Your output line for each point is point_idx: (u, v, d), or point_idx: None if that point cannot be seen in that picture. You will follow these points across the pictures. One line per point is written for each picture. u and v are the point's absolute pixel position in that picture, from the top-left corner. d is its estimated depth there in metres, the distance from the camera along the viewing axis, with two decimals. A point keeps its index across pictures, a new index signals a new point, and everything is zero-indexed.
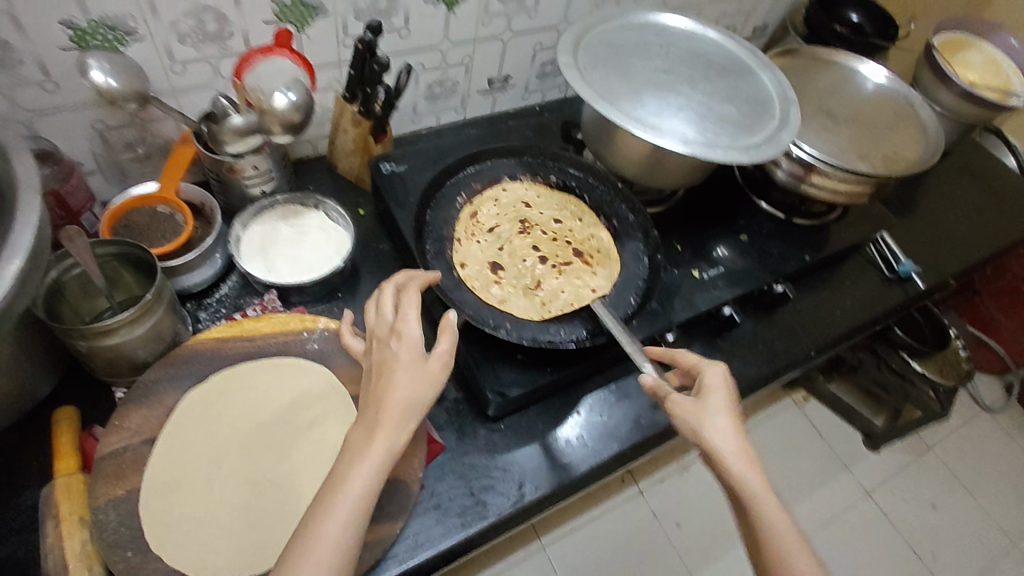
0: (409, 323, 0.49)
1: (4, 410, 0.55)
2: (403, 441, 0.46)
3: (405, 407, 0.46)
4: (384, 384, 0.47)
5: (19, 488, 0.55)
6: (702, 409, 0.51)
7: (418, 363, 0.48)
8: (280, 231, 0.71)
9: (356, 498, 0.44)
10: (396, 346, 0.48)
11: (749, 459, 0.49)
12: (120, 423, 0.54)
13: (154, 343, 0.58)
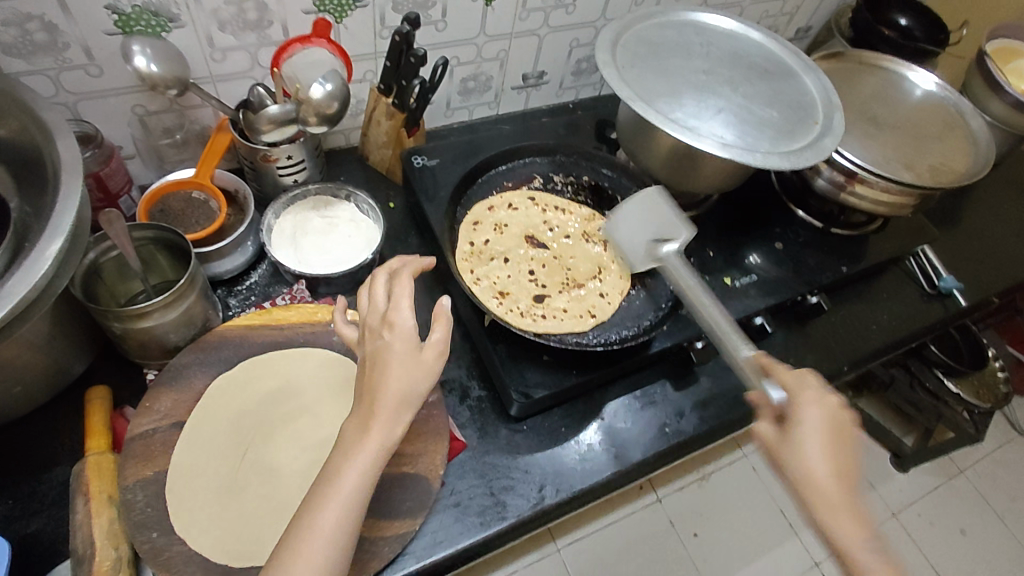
0: (401, 312, 0.48)
1: (40, 387, 0.56)
2: (396, 433, 0.44)
3: (398, 400, 0.45)
4: (377, 375, 0.45)
5: (51, 463, 0.56)
6: (788, 450, 0.46)
7: (410, 354, 0.46)
8: (312, 221, 0.71)
9: (350, 492, 0.42)
10: (389, 336, 0.47)
11: (847, 508, 0.43)
12: (150, 405, 0.55)
13: (186, 327, 0.59)
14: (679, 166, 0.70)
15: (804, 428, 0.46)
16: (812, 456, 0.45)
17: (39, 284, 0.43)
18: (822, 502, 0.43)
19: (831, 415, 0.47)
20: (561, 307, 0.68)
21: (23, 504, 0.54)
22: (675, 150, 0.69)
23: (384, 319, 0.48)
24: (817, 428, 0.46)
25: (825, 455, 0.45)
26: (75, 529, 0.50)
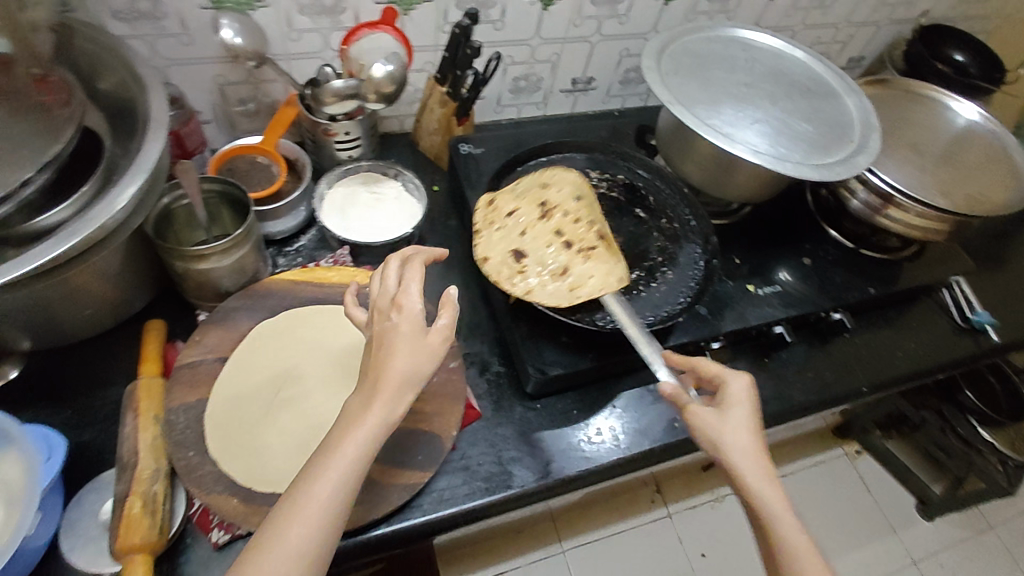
0: (410, 295, 0.50)
1: (108, 314, 0.63)
2: (394, 411, 0.46)
3: (399, 378, 0.46)
4: (383, 353, 0.47)
5: (108, 383, 0.62)
6: (714, 418, 0.51)
7: (413, 335, 0.48)
8: (360, 195, 0.76)
9: (347, 464, 0.43)
10: (396, 317, 0.49)
11: (756, 466, 0.49)
12: (200, 340, 0.61)
13: (238, 274, 0.65)
14: (712, 172, 0.73)
15: (731, 401, 0.53)
16: (755, 431, 0.51)
17: (117, 217, 0.49)
18: (746, 457, 0.49)
19: (748, 394, 0.54)
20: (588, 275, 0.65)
21: (81, 416, 0.60)
22: (710, 157, 0.71)
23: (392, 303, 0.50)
24: (737, 399, 0.53)
25: (748, 426, 0.51)
26: (123, 439, 0.54)
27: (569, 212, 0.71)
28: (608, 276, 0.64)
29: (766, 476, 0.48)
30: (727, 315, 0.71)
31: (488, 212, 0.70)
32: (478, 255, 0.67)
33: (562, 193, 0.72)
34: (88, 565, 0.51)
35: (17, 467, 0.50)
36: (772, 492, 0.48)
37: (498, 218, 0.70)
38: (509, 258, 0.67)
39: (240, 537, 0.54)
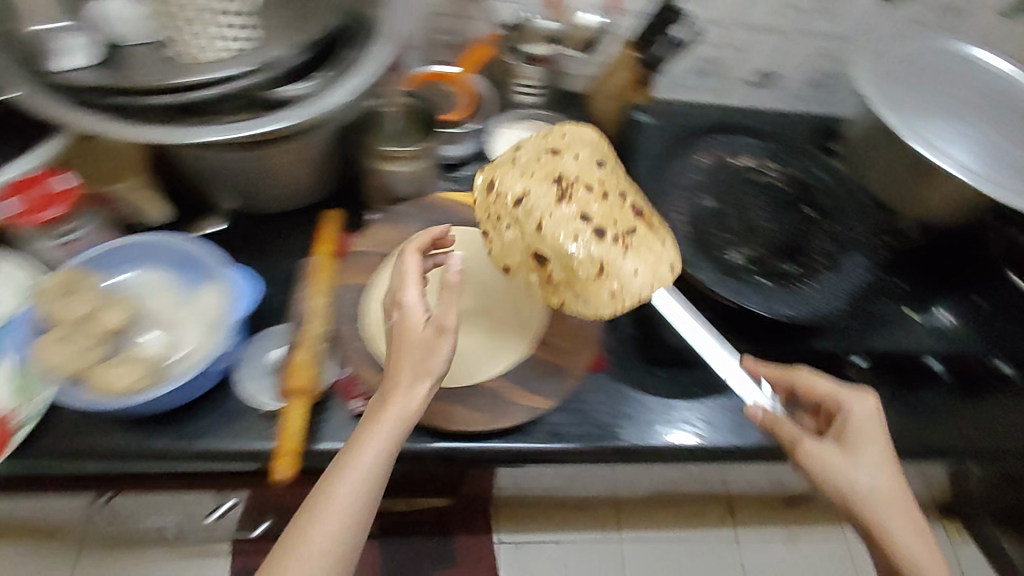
0: (411, 295, 0.50)
1: (302, 194, 0.71)
2: (402, 428, 0.46)
3: (405, 397, 0.46)
4: (390, 362, 0.48)
5: (290, 253, 0.70)
6: (853, 454, 0.46)
7: (414, 350, 0.47)
8: (529, 138, 0.78)
9: (357, 487, 0.44)
10: (400, 314, 0.49)
11: (881, 501, 0.44)
12: (374, 234, 0.67)
13: (414, 182, 0.70)
14: (908, 182, 0.70)
15: (861, 431, 0.47)
16: (883, 459, 0.46)
17: (346, 101, 0.54)
18: (893, 502, 0.45)
19: (875, 420, 0.48)
20: (630, 273, 0.53)
21: (265, 274, 0.68)
22: (908, 166, 0.69)
23: (446, 281, 0.48)
24: (869, 428, 0.47)
25: (881, 463, 0.46)
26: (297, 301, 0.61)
27: (591, 185, 0.55)
28: (654, 265, 0.54)
29: (904, 518, 0.44)
30: (879, 332, 0.70)
31: (490, 205, 0.58)
32: (497, 263, 0.58)
33: (578, 160, 0.57)
34: (253, 395, 0.59)
35: (221, 298, 0.58)
36: (917, 538, 0.44)
37: (502, 211, 0.57)
38: (529, 260, 0.56)
39: (369, 413, 0.60)
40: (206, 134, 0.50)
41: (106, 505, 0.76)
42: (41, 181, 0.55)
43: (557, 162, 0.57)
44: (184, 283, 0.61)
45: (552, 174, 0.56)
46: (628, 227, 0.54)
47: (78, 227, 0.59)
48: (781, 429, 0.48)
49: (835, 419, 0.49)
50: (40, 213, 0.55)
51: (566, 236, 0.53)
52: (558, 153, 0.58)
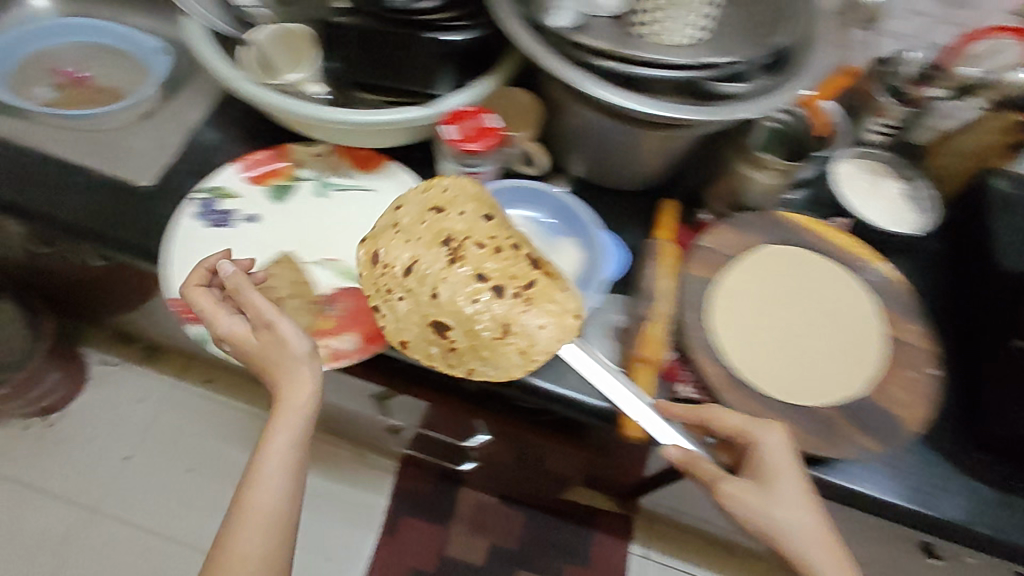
0: (223, 321, 0.58)
1: (651, 177, 0.74)
2: (294, 420, 0.56)
3: (293, 383, 0.56)
4: (269, 371, 0.57)
5: (624, 229, 0.74)
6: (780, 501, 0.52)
7: (262, 345, 0.57)
8: (866, 177, 0.78)
9: (280, 464, 0.56)
10: (212, 316, 0.59)
11: (788, 527, 0.52)
12: (721, 232, 0.68)
13: (766, 195, 0.71)
14: None
15: (772, 472, 0.53)
16: (791, 490, 0.53)
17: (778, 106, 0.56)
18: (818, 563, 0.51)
19: (783, 450, 0.54)
20: (534, 328, 0.54)
21: None
22: None
23: (231, 287, 0.59)
24: (783, 479, 0.53)
25: (794, 490, 0.53)
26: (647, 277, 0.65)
27: (481, 242, 0.56)
28: (564, 318, 0.55)
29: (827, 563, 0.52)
30: None
31: (374, 279, 0.58)
32: (393, 340, 0.57)
33: (463, 217, 0.57)
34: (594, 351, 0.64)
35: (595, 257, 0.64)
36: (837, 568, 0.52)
37: (390, 292, 0.57)
38: (428, 335, 0.56)
39: (690, 401, 0.63)
40: (688, 112, 0.55)
41: (383, 400, 0.86)
42: (472, 116, 0.63)
43: (446, 225, 0.57)
44: (553, 232, 0.67)
45: (439, 235, 0.57)
46: (528, 280, 0.56)
47: (485, 165, 0.66)
48: (688, 459, 0.54)
49: (746, 451, 0.55)
50: (467, 142, 0.62)
51: (461, 273, 0.55)
52: (440, 210, 0.59)
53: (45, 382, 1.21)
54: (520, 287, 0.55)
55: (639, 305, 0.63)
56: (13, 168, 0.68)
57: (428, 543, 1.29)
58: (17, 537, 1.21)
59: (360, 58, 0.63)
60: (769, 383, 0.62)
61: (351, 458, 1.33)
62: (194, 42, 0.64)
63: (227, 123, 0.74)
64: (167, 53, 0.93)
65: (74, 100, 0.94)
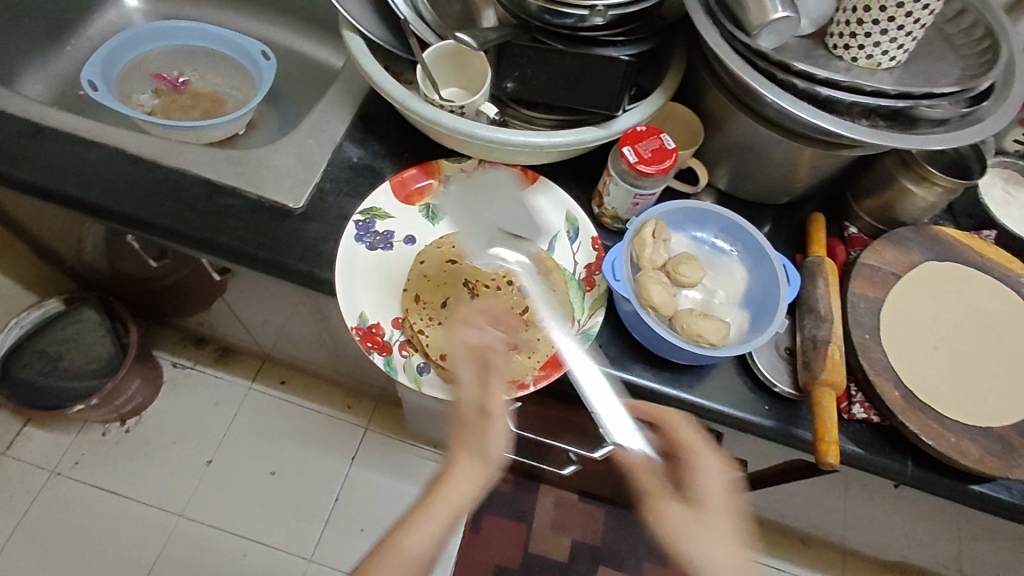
0: (463, 395, 0.53)
1: (801, 191, 0.73)
2: (444, 523, 0.51)
3: (461, 481, 0.52)
4: (433, 447, 0.52)
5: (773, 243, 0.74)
6: (688, 522, 0.51)
7: (431, 401, 0.52)
8: (1011, 190, 0.77)
9: (420, 550, 0.51)
10: (389, 377, 0.53)
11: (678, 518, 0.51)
12: (881, 250, 0.68)
13: (925, 211, 0.69)
14: None
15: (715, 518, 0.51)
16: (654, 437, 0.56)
17: (991, 127, 0.53)
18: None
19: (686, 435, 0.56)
20: (538, 336, 0.62)
21: None
22: None
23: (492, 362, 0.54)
24: (721, 511, 0.51)
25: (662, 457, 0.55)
26: (816, 298, 0.65)
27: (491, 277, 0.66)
28: (558, 326, 0.63)
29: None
30: None
31: (416, 310, 0.64)
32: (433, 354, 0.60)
33: (477, 260, 0.67)
34: (769, 376, 0.63)
35: (769, 280, 0.63)
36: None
37: (432, 314, 0.63)
38: None
39: (858, 421, 0.64)
40: (919, 141, 0.52)
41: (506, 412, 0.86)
42: (650, 137, 0.62)
43: (462, 264, 0.66)
44: (718, 252, 0.66)
45: (462, 279, 0.66)
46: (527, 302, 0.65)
47: (655, 190, 0.64)
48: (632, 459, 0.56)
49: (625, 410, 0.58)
50: (644, 165, 0.60)
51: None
52: (457, 260, 0.67)
53: (128, 391, 1.21)
54: (506, 305, 0.65)
55: (814, 327, 0.63)
56: (162, 190, 0.66)
57: (511, 540, 1.31)
58: (104, 545, 1.21)
59: (535, 78, 0.61)
60: (949, 405, 0.62)
61: (430, 458, 1.34)
62: (360, 62, 0.62)
63: (368, 139, 0.72)
64: (270, 57, 0.90)
65: (172, 107, 0.94)
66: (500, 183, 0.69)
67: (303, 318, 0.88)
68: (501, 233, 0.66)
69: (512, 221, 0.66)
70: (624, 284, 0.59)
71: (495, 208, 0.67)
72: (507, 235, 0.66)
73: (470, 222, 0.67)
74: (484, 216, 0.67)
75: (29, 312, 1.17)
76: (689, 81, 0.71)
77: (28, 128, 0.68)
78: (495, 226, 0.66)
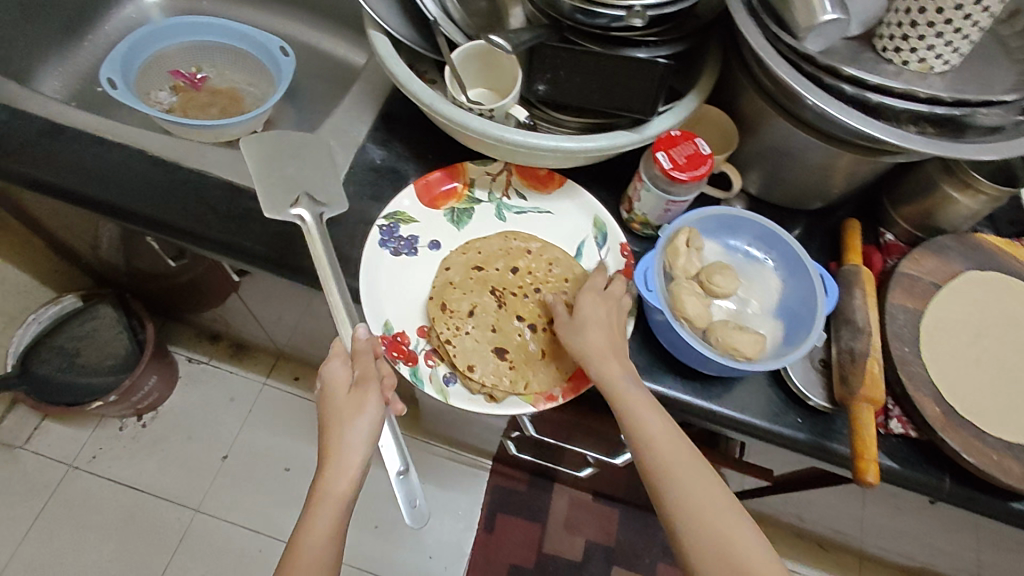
0: (331, 367, 0.56)
1: (836, 196, 0.71)
2: (340, 504, 0.53)
3: (343, 447, 0.53)
4: (327, 433, 0.54)
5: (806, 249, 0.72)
6: (568, 331, 0.58)
7: (353, 404, 0.54)
8: None
9: (322, 527, 0.52)
10: (325, 383, 0.56)
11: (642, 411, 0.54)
12: (920, 259, 0.66)
13: (967, 219, 0.67)
14: None
15: (590, 321, 0.58)
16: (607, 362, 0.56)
17: None
18: (701, 512, 0.51)
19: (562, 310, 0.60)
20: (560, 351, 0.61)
21: None
22: None
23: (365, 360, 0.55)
24: (596, 315, 0.58)
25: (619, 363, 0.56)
26: (853, 308, 0.63)
27: (516, 284, 0.65)
28: None
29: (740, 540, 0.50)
30: None
31: (443, 316, 0.62)
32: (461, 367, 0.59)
33: (504, 267, 0.65)
34: (803, 389, 0.61)
35: (806, 291, 0.61)
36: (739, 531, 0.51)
37: (460, 321, 0.62)
38: (495, 365, 0.60)
39: (895, 436, 0.61)
40: (972, 150, 0.50)
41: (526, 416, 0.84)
42: (685, 142, 0.60)
43: (487, 270, 0.65)
44: (751, 261, 0.65)
45: (489, 286, 0.64)
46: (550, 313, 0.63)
47: (688, 197, 0.62)
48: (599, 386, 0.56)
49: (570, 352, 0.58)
50: (678, 172, 0.58)
51: (516, 326, 0.62)
52: (482, 266, 0.65)
53: (145, 387, 1.21)
54: (532, 315, 0.63)
55: (852, 339, 0.61)
56: (183, 192, 0.65)
57: (525, 541, 1.30)
58: (121, 540, 1.21)
59: (568, 80, 0.59)
60: (991, 422, 0.59)
61: (443, 456, 1.33)
62: (385, 62, 0.61)
63: (391, 140, 0.71)
64: (289, 53, 0.89)
65: (190, 105, 0.93)
66: (310, 148, 0.66)
67: (321, 318, 0.87)
68: (304, 194, 0.63)
69: (315, 183, 0.64)
70: (658, 295, 0.58)
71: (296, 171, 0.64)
72: (310, 197, 0.63)
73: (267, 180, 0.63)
74: (285, 176, 0.64)
75: (47, 307, 1.17)
76: (723, 82, 0.69)
77: (48, 128, 0.67)
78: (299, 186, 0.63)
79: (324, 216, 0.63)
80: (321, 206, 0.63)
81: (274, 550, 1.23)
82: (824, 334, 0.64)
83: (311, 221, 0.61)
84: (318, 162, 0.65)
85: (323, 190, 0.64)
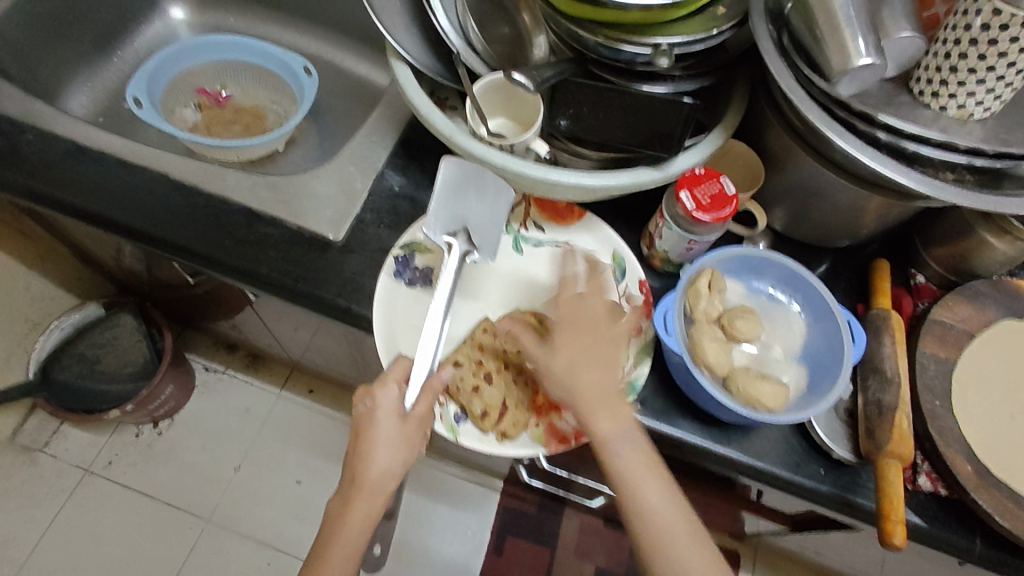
0: (385, 391, 0.55)
1: (866, 237, 0.69)
2: (369, 521, 0.54)
3: (378, 469, 0.53)
4: (362, 458, 0.54)
5: (833, 289, 0.70)
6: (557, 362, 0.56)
7: (406, 436, 0.54)
8: None
9: (351, 541, 0.53)
10: (374, 405, 0.54)
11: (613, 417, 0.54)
12: (953, 306, 0.63)
13: (1004, 265, 0.64)
14: None
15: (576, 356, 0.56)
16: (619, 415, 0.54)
17: None
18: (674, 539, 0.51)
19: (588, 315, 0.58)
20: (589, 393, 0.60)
21: None
22: None
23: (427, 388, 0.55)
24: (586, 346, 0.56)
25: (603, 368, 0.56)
26: (881, 357, 0.60)
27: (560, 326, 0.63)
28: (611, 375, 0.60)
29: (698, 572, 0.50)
30: None
31: (472, 357, 0.61)
32: (478, 408, 0.58)
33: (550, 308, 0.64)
34: (827, 440, 0.59)
35: (832, 338, 0.59)
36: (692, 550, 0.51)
37: (489, 364, 0.61)
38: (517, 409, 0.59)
39: (923, 492, 0.59)
40: (1013, 203, 0.48)
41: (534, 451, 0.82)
42: (710, 180, 0.59)
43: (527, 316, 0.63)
44: (775, 303, 0.63)
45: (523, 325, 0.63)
46: None
47: (711, 237, 0.60)
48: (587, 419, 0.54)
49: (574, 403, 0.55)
50: (702, 211, 0.57)
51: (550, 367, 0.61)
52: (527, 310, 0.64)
53: (161, 396, 1.22)
54: None
55: (879, 390, 0.59)
56: (202, 217, 0.65)
57: (534, 566, 1.27)
58: (132, 548, 1.22)
59: (591, 116, 0.58)
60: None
61: (454, 475, 1.32)
62: (407, 93, 0.60)
63: (409, 167, 0.71)
64: (312, 73, 0.89)
65: (214, 122, 0.95)
66: (497, 192, 0.61)
67: (335, 339, 0.86)
68: (466, 228, 0.63)
69: (482, 222, 0.63)
70: (676, 338, 0.56)
71: (472, 205, 0.62)
72: (469, 234, 0.63)
73: (446, 199, 0.61)
74: (461, 201, 0.62)
75: (70, 315, 1.18)
76: (749, 116, 0.67)
77: (73, 149, 0.68)
78: (466, 218, 0.62)
79: (469, 256, 0.63)
80: (472, 248, 0.63)
81: (281, 563, 1.23)
82: (850, 383, 0.61)
83: (453, 259, 0.62)
84: (495, 211, 0.62)
85: (482, 234, 0.63)
